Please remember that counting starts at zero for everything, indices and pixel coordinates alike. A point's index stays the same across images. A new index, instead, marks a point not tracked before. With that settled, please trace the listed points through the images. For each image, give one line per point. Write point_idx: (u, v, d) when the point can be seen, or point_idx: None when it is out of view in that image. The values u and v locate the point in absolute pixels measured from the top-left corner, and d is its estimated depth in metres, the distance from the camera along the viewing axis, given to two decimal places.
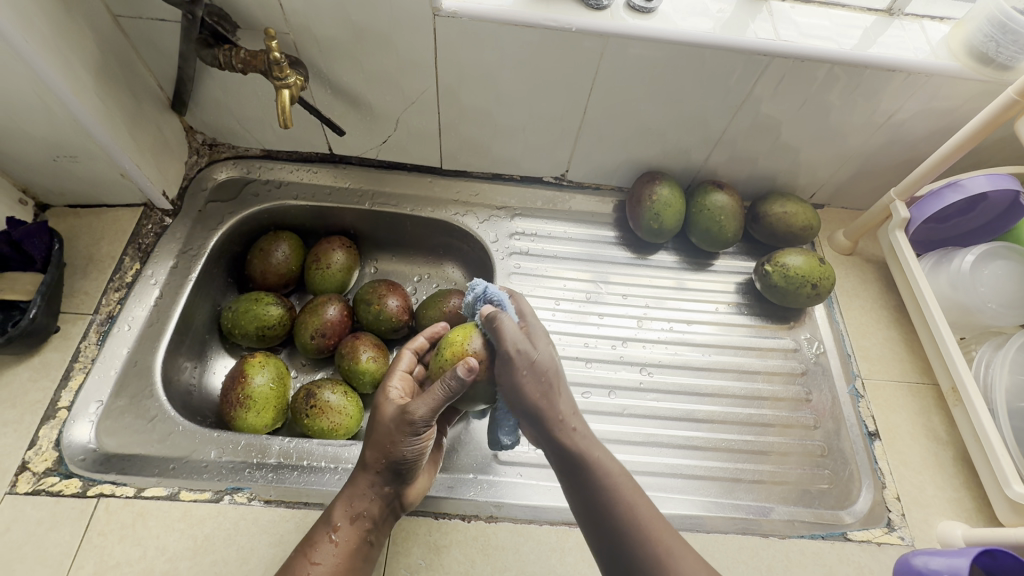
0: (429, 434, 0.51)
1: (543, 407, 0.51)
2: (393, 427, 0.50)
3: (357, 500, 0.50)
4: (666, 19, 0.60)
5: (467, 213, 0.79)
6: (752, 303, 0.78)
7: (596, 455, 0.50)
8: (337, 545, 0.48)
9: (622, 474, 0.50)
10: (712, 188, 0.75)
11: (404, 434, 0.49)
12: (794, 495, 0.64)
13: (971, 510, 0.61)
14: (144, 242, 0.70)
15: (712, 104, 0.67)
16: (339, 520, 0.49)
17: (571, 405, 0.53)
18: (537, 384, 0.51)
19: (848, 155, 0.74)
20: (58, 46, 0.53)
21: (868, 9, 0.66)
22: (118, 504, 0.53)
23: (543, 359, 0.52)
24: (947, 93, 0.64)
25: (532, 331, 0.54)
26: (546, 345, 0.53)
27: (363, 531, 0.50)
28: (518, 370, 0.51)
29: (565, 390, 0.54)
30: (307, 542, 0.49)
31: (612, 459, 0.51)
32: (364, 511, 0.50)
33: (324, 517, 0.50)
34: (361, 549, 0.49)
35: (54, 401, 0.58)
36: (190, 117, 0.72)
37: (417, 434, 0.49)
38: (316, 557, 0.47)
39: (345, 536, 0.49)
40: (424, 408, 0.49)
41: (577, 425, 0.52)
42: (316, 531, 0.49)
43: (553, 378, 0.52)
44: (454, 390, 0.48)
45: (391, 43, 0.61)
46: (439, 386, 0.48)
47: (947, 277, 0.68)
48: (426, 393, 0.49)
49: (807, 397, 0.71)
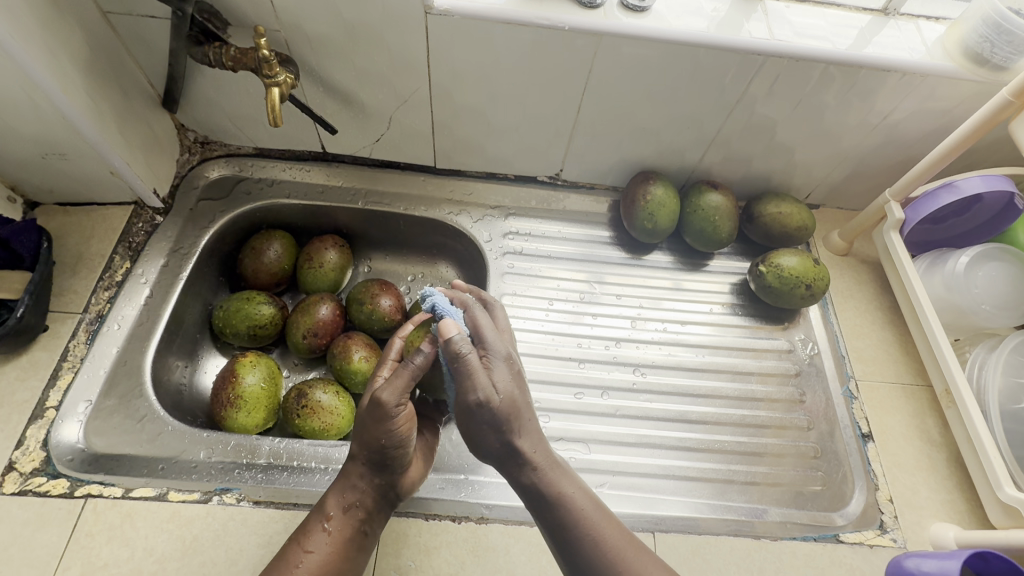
0: (406, 422, 0.49)
1: (503, 448, 0.48)
2: (367, 418, 0.49)
3: (348, 490, 0.50)
4: (660, 18, 0.60)
5: (461, 212, 0.79)
6: (747, 304, 0.78)
7: (564, 493, 0.48)
8: (330, 534, 0.48)
9: (587, 499, 0.49)
10: (707, 188, 0.75)
11: (378, 423, 0.48)
12: (787, 497, 0.64)
13: (964, 512, 0.61)
14: (134, 241, 0.69)
15: (707, 103, 0.67)
16: (332, 509, 0.49)
17: (538, 433, 0.50)
18: (497, 432, 0.48)
19: (843, 155, 0.74)
20: (45, 42, 0.52)
21: (863, 9, 0.66)
22: (106, 505, 0.53)
23: (505, 393, 0.47)
24: (943, 94, 0.64)
25: (496, 354, 0.48)
26: (508, 379, 0.47)
27: (357, 522, 0.50)
28: (479, 422, 0.47)
29: (531, 416, 0.49)
30: (301, 531, 0.49)
31: (578, 485, 0.50)
32: (355, 501, 0.50)
33: (319, 506, 0.51)
34: (356, 539, 0.49)
35: (42, 401, 0.58)
36: (181, 114, 0.71)
37: (394, 423, 0.48)
38: (310, 546, 0.47)
39: (338, 526, 0.49)
40: (390, 394, 0.47)
41: (542, 460, 0.49)
42: (310, 519, 0.49)
43: (517, 421, 0.48)
44: (422, 365, 0.48)
45: (383, 41, 0.60)
46: (406, 364, 0.48)
47: (942, 278, 0.67)
48: (393, 377, 0.48)
49: (801, 398, 0.70)
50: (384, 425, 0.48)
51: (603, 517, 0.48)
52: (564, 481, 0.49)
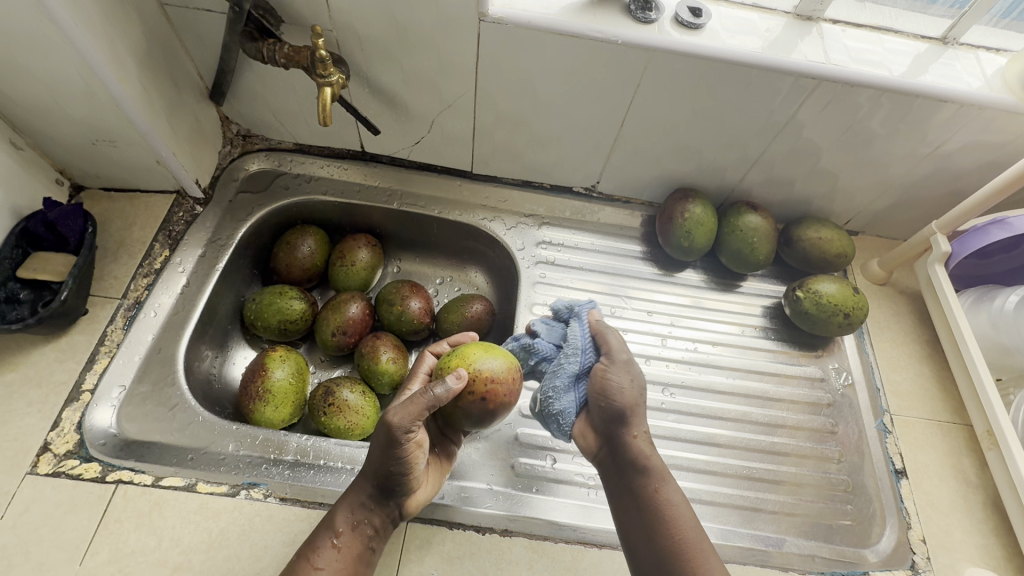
0: (413, 445, 0.49)
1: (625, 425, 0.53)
2: (379, 438, 0.48)
3: (358, 508, 0.49)
4: (714, 36, 0.59)
5: (494, 218, 0.79)
6: (780, 328, 0.76)
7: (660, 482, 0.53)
8: (339, 550, 0.48)
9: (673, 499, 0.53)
10: (745, 209, 0.74)
11: (389, 447, 0.48)
12: (813, 529, 0.62)
13: (1000, 558, 0.59)
14: (174, 230, 0.70)
15: (753, 124, 0.66)
16: (340, 526, 0.49)
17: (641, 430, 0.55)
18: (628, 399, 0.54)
19: (888, 184, 0.72)
20: (106, 31, 0.53)
21: (921, 37, 0.64)
22: (136, 492, 0.53)
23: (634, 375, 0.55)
24: (999, 127, 0.62)
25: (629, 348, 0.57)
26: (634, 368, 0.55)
27: (365, 538, 0.49)
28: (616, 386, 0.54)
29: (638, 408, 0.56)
30: (309, 545, 0.48)
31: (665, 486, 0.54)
32: (364, 518, 0.49)
33: (327, 521, 0.50)
34: (363, 555, 0.49)
35: (79, 383, 0.58)
36: (226, 107, 0.72)
37: (402, 448, 0.48)
38: (318, 563, 0.47)
39: (347, 542, 0.48)
40: (402, 418, 0.47)
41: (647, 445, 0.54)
42: (318, 534, 0.49)
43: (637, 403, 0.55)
44: (440, 399, 0.47)
45: (434, 46, 0.61)
46: (425, 393, 0.47)
47: (988, 315, 0.66)
48: (409, 402, 0.48)
49: (833, 429, 0.69)
50: (393, 448, 0.47)
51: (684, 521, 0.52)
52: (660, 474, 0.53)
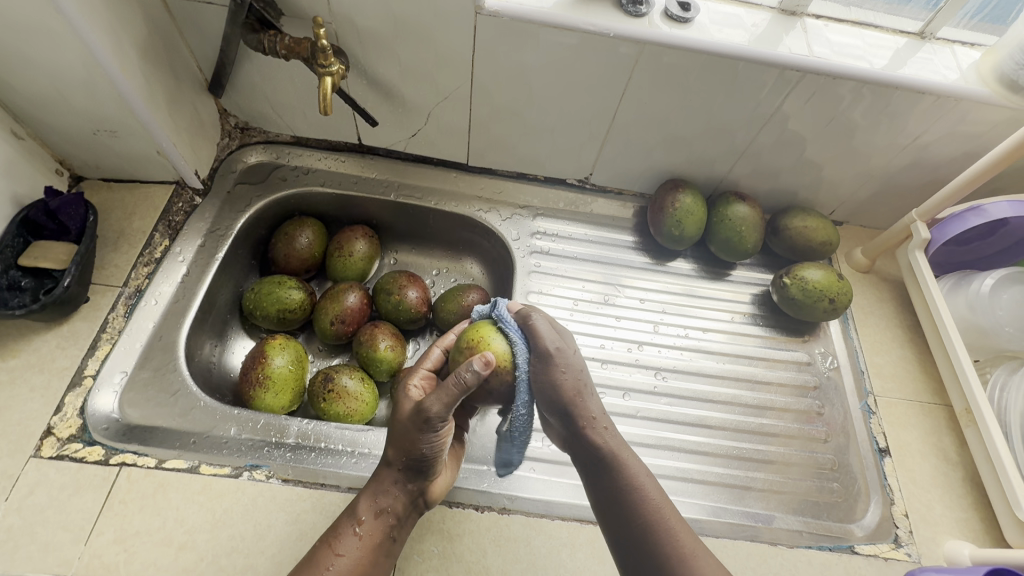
0: (447, 428, 0.50)
1: (573, 421, 0.55)
2: (411, 426, 0.50)
3: (381, 494, 0.51)
4: (702, 30, 0.62)
5: (490, 209, 0.80)
6: (768, 315, 0.78)
7: (631, 475, 0.52)
8: (361, 538, 0.49)
9: (658, 495, 0.52)
10: (734, 199, 0.76)
11: (422, 433, 0.49)
12: (801, 505, 0.65)
13: (979, 531, 0.62)
14: (174, 220, 0.71)
15: (741, 115, 0.68)
16: (363, 513, 0.50)
17: (603, 424, 0.55)
18: (569, 404, 0.54)
19: (871, 174, 0.75)
20: (109, 22, 0.54)
21: (900, 31, 0.67)
22: (140, 474, 0.54)
23: (571, 375, 0.55)
24: (975, 119, 0.65)
25: (556, 350, 0.54)
26: (573, 363, 0.55)
27: (386, 526, 0.50)
28: (553, 393, 0.54)
29: (592, 399, 0.56)
30: (331, 533, 0.49)
31: (648, 480, 0.53)
32: (387, 506, 0.51)
33: (349, 510, 0.51)
34: (384, 544, 0.50)
35: (81, 369, 0.59)
36: (225, 100, 0.73)
37: (435, 431, 0.49)
38: (340, 549, 0.48)
39: (369, 529, 0.49)
40: (438, 406, 0.48)
41: (609, 438, 0.55)
42: (341, 522, 0.50)
43: (579, 399, 0.55)
44: (470, 383, 0.47)
45: (431, 39, 0.62)
46: (454, 378, 0.47)
47: (966, 298, 0.69)
48: (440, 388, 0.48)
49: (819, 410, 0.71)
50: (427, 432, 0.49)
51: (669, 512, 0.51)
52: (629, 465, 0.53)
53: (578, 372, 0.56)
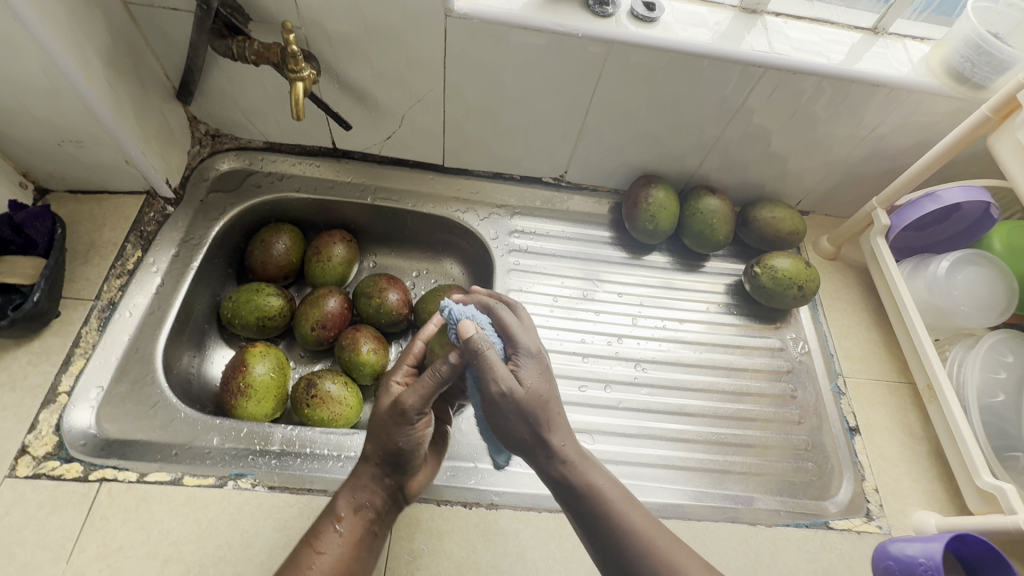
0: (424, 424, 0.50)
1: (531, 437, 0.48)
2: (388, 421, 0.50)
3: (360, 490, 0.51)
4: (667, 29, 0.63)
5: (468, 210, 0.81)
6: (741, 304, 0.81)
7: (594, 484, 0.47)
8: (342, 535, 0.48)
9: (616, 489, 0.48)
10: (704, 193, 0.78)
11: (400, 427, 0.49)
12: (778, 485, 0.67)
13: (944, 501, 0.65)
14: (146, 230, 0.69)
15: (708, 111, 0.70)
16: (343, 510, 0.50)
17: (564, 427, 0.49)
18: (526, 424, 0.47)
19: (833, 165, 0.78)
20: (71, 31, 0.53)
21: (854, 27, 0.70)
22: (121, 488, 0.53)
23: (532, 390, 0.47)
24: (926, 109, 0.68)
25: (525, 352, 0.49)
26: (537, 375, 0.48)
27: (367, 521, 0.50)
28: (506, 414, 0.47)
29: (558, 409, 0.49)
30: (311, 533, 0.49)
31: (606, 476, 0.49)
32: (366, 501, 0.51)
33: (327, 508, 0.51)
34: (365, 539, 0.50)
35: (55, 385, 0.58)
36: (194, 107, 0.72)
37: (412, 426, 0.49)
38: (321, 547, 0.47)
39: (349, 526, 0.49)
40: (414, 400, 0.48)
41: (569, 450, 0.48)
42: (320, 521, 0.49)
43: (544, 412, 0.47)
44: (445, 376, 0.48)
45: (403, 42, 0.63)
46: (430, 372, 0.48)
47: (925, 280, 0.72)
48: (417, 382, 0.49)
49: (792, 394, 0.74)
50: (404, 427, 0.49)
51: (627, 499, 0.48)
52: (593, 472, 0.48)
53: (545, 381, 0.48)
